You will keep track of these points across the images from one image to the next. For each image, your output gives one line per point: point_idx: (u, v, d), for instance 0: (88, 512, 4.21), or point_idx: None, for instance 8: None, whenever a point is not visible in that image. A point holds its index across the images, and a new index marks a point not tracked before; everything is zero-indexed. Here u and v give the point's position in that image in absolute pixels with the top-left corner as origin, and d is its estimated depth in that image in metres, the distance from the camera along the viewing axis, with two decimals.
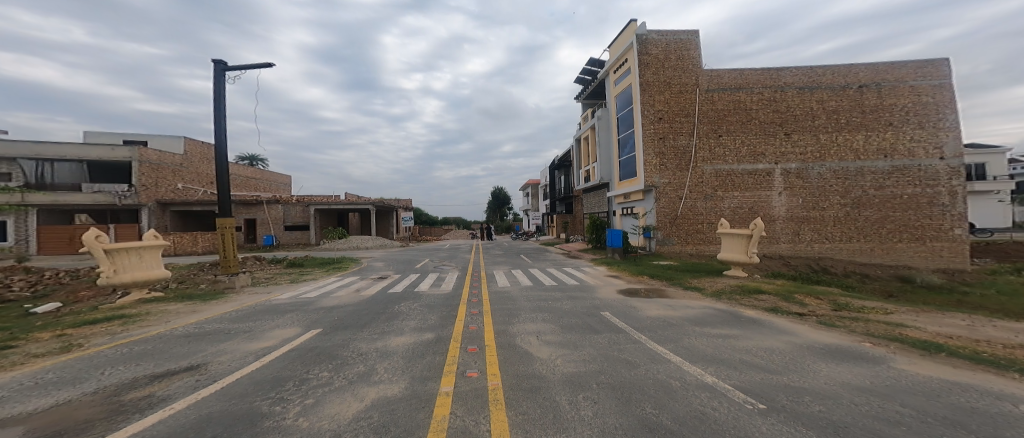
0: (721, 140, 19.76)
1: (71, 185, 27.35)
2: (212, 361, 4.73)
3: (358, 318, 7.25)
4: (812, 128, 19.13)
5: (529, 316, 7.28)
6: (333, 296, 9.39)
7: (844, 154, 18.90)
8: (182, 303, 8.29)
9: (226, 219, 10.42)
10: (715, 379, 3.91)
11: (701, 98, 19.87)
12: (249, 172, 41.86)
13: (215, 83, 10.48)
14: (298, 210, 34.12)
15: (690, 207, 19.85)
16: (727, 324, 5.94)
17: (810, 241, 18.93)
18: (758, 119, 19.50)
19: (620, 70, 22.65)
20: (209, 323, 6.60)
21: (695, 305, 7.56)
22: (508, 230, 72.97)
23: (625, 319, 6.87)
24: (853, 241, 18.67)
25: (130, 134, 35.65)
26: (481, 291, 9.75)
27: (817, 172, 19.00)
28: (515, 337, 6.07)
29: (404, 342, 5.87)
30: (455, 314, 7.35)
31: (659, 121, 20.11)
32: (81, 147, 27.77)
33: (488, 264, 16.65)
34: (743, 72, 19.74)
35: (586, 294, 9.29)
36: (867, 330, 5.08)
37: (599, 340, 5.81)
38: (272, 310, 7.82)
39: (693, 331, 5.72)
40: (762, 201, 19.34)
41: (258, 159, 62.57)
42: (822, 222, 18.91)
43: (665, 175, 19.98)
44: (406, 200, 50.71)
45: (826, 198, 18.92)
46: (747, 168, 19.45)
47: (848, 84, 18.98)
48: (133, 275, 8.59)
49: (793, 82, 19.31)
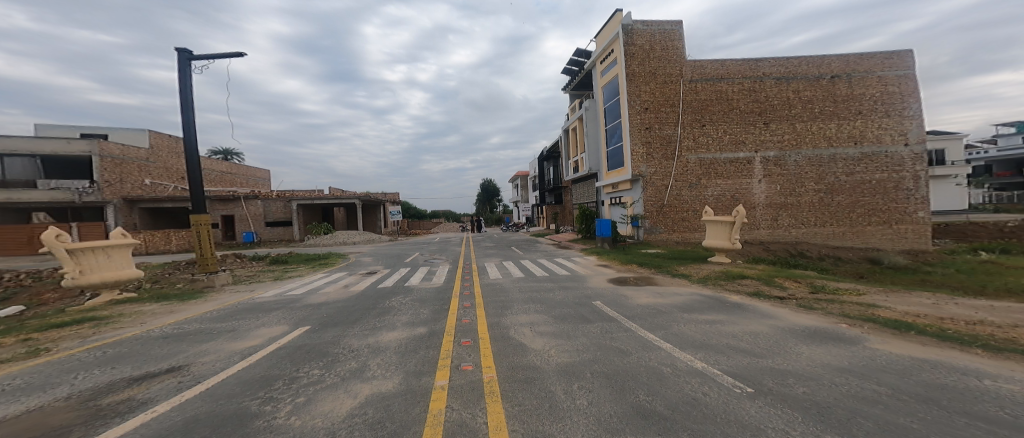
0: (704, 130, 20.11)
1: (25, 181, 25.69)
2: (195, 362, 4.56)
3: (348, 314, 7.14)
4: (789, 117, 19.68)
5: (522, 307, 7.32)
6: (320, 293, 9.19)
7: (818, 142, 19.56)
8: (158, 304, 7.94)
9: (201, 216, 9.97)
10: (704, 364, 4.05)
11: (685, 88, 20.11)
12: (224, 167, 40.17)
13: (180, 74, 9.90)
14: (279, 205, 33.06)
15: (676, 196, 20.25)
16: (713, 309, 6.13)
17: (787, 226, 19.66)
18: (738, 109, 19.92)
19: (606, 61, 22.66)
20: (189, 324, 6.36)
21: (683, 291, 7.77)
22: (496, 222, 72.91)
23: (616, 308, 6.98)
24: (827, 225, 19.49)
25: (90, 127, 33.54)
26: (472, 284, 9.73)
27: (794, 159, 19.63)
28: (508, 328, 6.10)
29: (397, 337, 5.80)
30: (448, 308, 7.33)
31: (644, 111, 20.28)
32: (35, 141, 25.97)
33: (478, 256, 16.62)
34: (724, 63, 20.06)
35: (577, 284, 9.41)
36: (844, 312, 5.32)
37: (591, 329, 5.91)
38: (256, 308, 7.60)
39: (682, 318, 5.86)
40: (743, 189, 19.89)
41: (233, 153, 60.18)
42: (799, 208, 19.62)
43: (651, 164, 20.27)
44: (391, 194, 49.85)
45: (803, 185, 19.60)
46: (728, 157, 19.92)
47: (822, 75, 19.56)
48: (102, 276, 8.18)
49: (771, 72, 19.76)
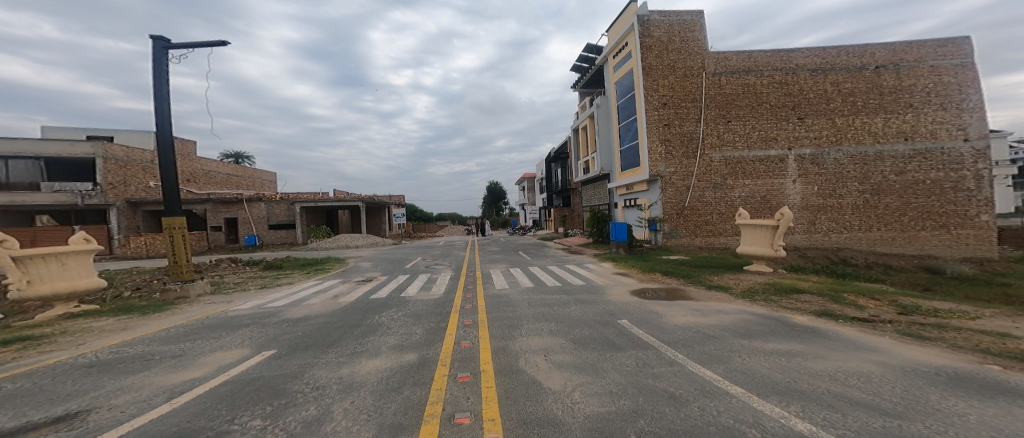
0: (730, 125, 18.63)
1: (28, 183, 25.47)
2: (100, 408, 3.54)
3: (326, 333, 5.99)
4: (826, 111, 18.13)
5: (533, 327, 6.03)
6: (305, 304, 8.10)
7: (861, 138, 17.91)
8: (115, 318, 6.93)
9: (174, 218, 8.94)
10: (807, 424, 2.73)
11: (708, 82, 18.73)
12: (230, 170, 39.99)
13: (156, 63, 9.02)
14: (282, 208, 32.50)
15: (698, 197, 18.76)
16: (777, 334, 4.80)
17: (827, 231, 17.94)
18: (769, 103, 18.44)
19: (619, 55, 21.44)
20: (132, 346, 5.33)
21: (730, 309, 6.37)
22: (502, 225, 71.99)
23: (649, 330, 5.66)
24: (873, 229, 17.72)
25: (97, 130, 33.56)
26: (476, 295, 8.51)
27: (833, 157, 18.00)
28: (517, 358, 4.83)
29: (376, 370, 4.57)
30: (445, 327, 6.12)
31: (663, 106, 18.95)
32: (39, 143, 25.79)
33: (484, 261, 15.47)
34: (751, 55, 18.66)
35: (596, 297, 8.07)
36: (979, 347, 3.90)
37: (624, 361, 4.62)
38: (224, 324, 6.54)
39: (739, 346, 4.54)
40: (775, 189, 18.32)
41: (245, 156, 60.92)
42: (840, 210, 17.91)
43: (671, 163, 18.85)
44: (397, 197, 49.15)
45: (845, 185, 17.92)
46: (758, 155, 18.40)
47: (864, 65, 18.00)
48: (54, 286, 7.23)
49: (805, 64, 18.29)
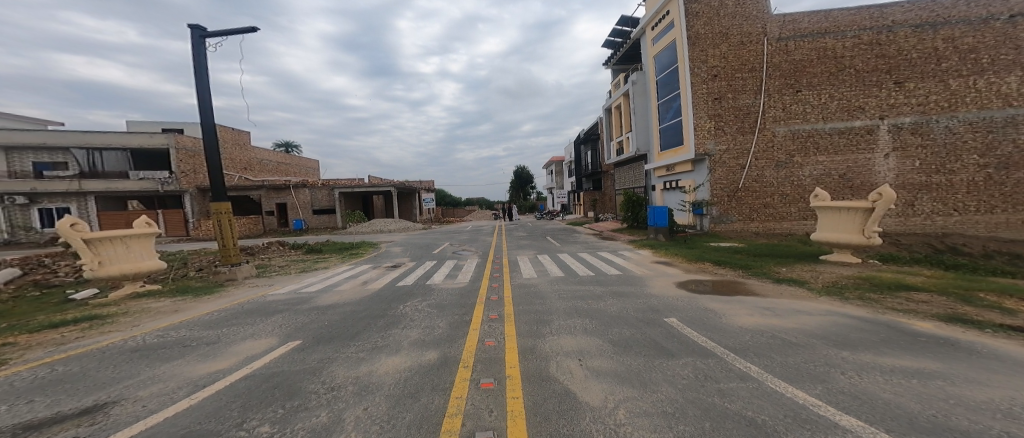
0: (801, 96, 15.96)
1: (119, 172, 28.97)
2: (127, 399, 3.46)
3: (350, 324, 5.80)
4: (934, 73, 14.88)
5: (565, 325, 5.37)
6: (335, 290, 8.12)
7: (986, 101, 14.48)
8: (170, 300, 7.36)
9: (220, 204, 9.32)
10: None
11: (771, 48, 16.14)
12: (280, 158, 42.93)
13: (195, 52, 9.30)
14: (325, 194, 34.46)
15: (757, 177, 16.54)
16: (893, 347, 3.73)
17: (928, 214, 15.02)
18: (854, 68, 15.48)
19: (660, 26, 19.16)
20: (176, 330, 5.48)
21: (811, 310, 5.21)
22: (530, 210, 71.16)
23: (704, 332, 4.78)
24: (995, 211, 14.45)
25: (169, 124, 37.20)
26: (502, 284, 8.02)
27: (943, 126, 14.83)
28: (548, 361, 4.23)
29: (395, 370, 4.21)
30: (469, 321, 5.67)
31: (713, 78, 16.67)
32: (125, 136, 29.09)
33: (511, 247, 15.00)
34: (830, 13, 15.77)
35: (635, 289, 7.20)
36: None
37: (678, 371, 3.83)
38: (259, 310, 6.64)
39: (839, 360, 3.56)
40: (859, 167, 15.61)
41: (293, 145, 65.20)
42: (948, 189, 14.86)
43: (723, 140, 16.70)
44: (429, 183, 50.17)
45: (957, 159, 14.77)
46: (838, 127, 15.67)
47: (993, 15, 14.49)
48: (120, 267, 7.89)
49: (905, 19, 15.13)
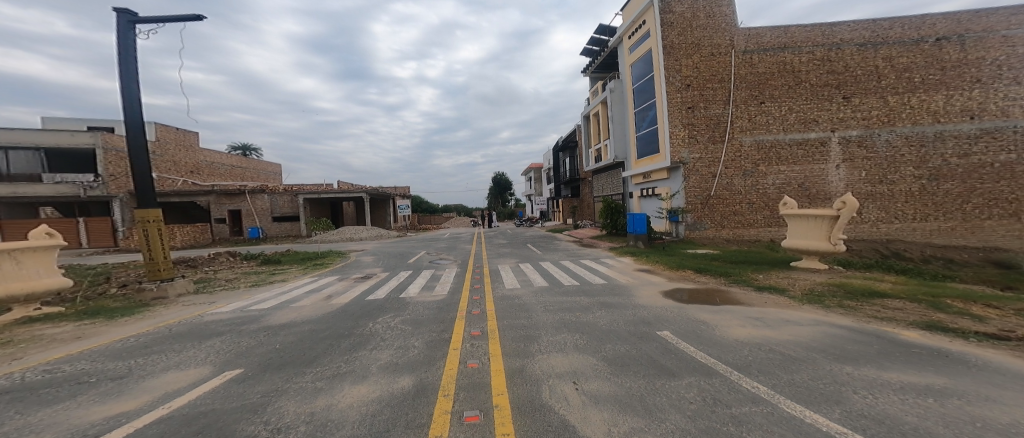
0: (764, 107, 16.97)
1: (29, 175, 25.24)
2: None
3: (307, 347, 4.96)
4: (877, 89, 16.40)
5: (554, 341, 4.91)
6: (293, 306, 7.14)
7: (918, 117, 16.14)
8: (76, 324, 6.06)
9: (149, 211, 8.02)
10: None
11: (738, 60, 17.12)
12: (234, 161, 39.64)
13: (121, 39, 8.09)
14: (285, 199, 32.01)
15: (726, 185, 17.27)
16: (894, 360, 3.60)
17: (875, 221, 16.34)
18: (809, 82, 16.72)
19: (635, 35, 19.83)
20: (76, 362, 4.39)
21: (803, 320, 5.11)
22: (509, 216, 70.99)
23: (702, 346, 4.51)
24: (930, 219, 15.99)
25: (100, 122, 33.26)
26: (484, 296, 7.44)
27: (884, 139, 16.30)
28: (539, 386, 3.73)
29: (360, 403, 3.52)
30: (449, 339, 5.04)
31: (686, 88, 17.38)
32: (39, 134, 25.50)
33: (491, 256, 14.44)
34: (788, 30, 16.99)
35: (624, 300, 6.90)
36: None
37: (684, 393, 3.46)
38: (195, 333, 5.60)
39: (847, 377, 3.35)
40: (815, 176, 16.73)
41: (253, 148, 60.90)
42: (891, 198, 16.25)
43: (694, 149, 17.35)
44: (402, 189, 48.39)
45: (897, 170, 16.25)
46: (796, 139, 16.76)
47: (923, 37, 16.18)
48: (7, 287, 6.53)
49: (851, 38, 16.61)
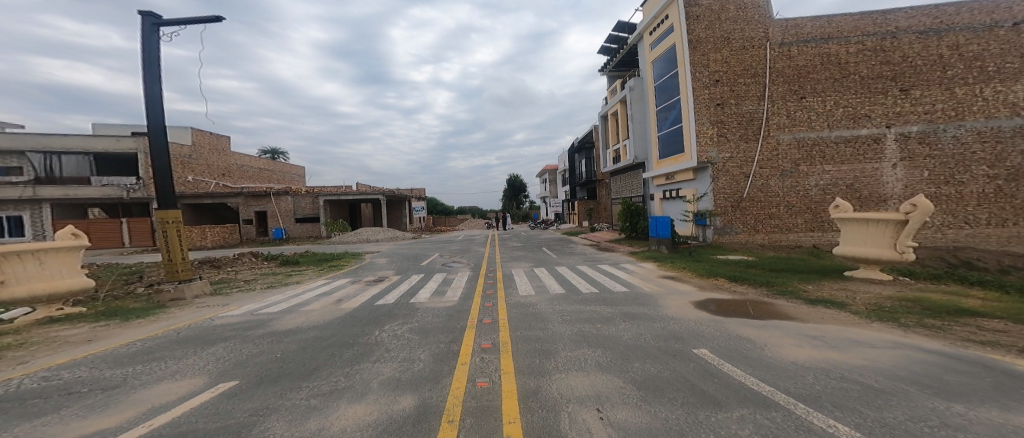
0: (805, 102, 15.65)
1: (79, 178, 27.09)
2: None
3: (308, 356, 4.64)
4: (941, 81, 14.76)
5: (573, 358, 4.33)
6: (301, 310, 6.91)
7: (993, 110, 14.37)
8: (90, 325, 6.04)
9: (169, 212, 8.11)
10: None
11: (775, 53, 15.89)
12: (261, 164, 41.24)
13: (145, 41, 8.23)
14: (308, 201, 32.89)
15: (761, 187, 16.02)
16: (1018, 399, 2.81)
17: (939, 226, 14.67)
18: (859, 74, 15.28)
19: (658, 31, 18.89)
20: (74, 369, 4.23)
21: (873, 340, 4.30)
22: (524, 219, 70.39)
23: (753, 370, 3.80)
24: (1006, 223, 14.17)
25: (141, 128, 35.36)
26: (496, 303, 6.95)
27: (950, 135, 14.62)
28: (559, 412, 3.17)
29: (353, 426, 3.08)
30: (457, 352, 4.57)
31: (716, 83, 16.30)
32: (89, 140, 27.35)
33: (504, 259, 13.94)
34: (833, 19, 15.66)
35: (650, 310, 6.21)
36: None
37: (739, 430, 2.82)
38: (199, 338, 5.41)
39: (960, 420, 2.60)
40: (868, 176, 15.23)
41: (280, 152, 63.42)
42: (960, 200, 14.52)
43: (725, 148, 16.21)
44: (419, 191, 48.84)
45: (966, 169, 14.52)
46: (845, 136, 15.34)
47: (997, 22, 14.47)
48: (30, 286, 6.78)
49: (908, 26, 15.09)
